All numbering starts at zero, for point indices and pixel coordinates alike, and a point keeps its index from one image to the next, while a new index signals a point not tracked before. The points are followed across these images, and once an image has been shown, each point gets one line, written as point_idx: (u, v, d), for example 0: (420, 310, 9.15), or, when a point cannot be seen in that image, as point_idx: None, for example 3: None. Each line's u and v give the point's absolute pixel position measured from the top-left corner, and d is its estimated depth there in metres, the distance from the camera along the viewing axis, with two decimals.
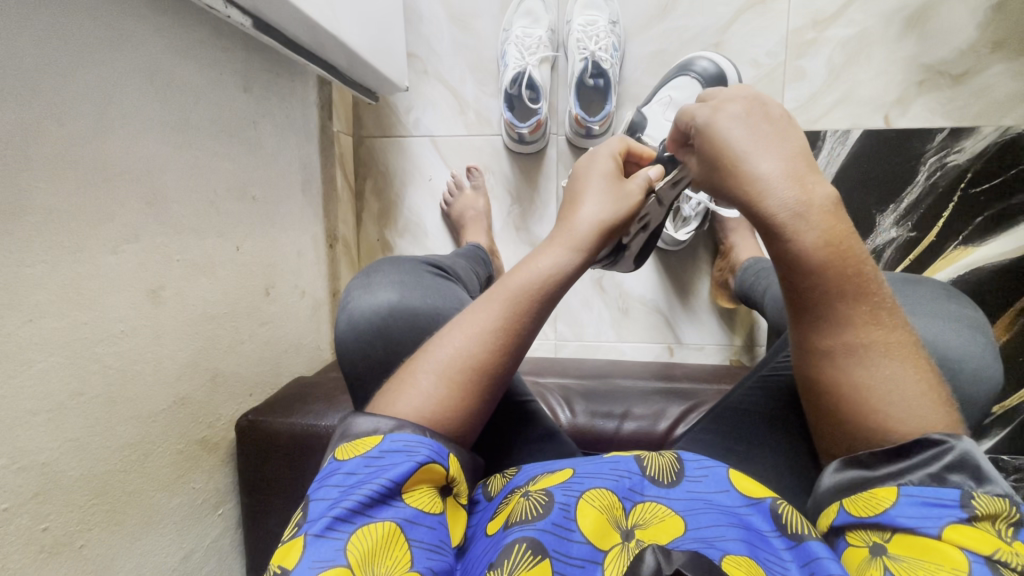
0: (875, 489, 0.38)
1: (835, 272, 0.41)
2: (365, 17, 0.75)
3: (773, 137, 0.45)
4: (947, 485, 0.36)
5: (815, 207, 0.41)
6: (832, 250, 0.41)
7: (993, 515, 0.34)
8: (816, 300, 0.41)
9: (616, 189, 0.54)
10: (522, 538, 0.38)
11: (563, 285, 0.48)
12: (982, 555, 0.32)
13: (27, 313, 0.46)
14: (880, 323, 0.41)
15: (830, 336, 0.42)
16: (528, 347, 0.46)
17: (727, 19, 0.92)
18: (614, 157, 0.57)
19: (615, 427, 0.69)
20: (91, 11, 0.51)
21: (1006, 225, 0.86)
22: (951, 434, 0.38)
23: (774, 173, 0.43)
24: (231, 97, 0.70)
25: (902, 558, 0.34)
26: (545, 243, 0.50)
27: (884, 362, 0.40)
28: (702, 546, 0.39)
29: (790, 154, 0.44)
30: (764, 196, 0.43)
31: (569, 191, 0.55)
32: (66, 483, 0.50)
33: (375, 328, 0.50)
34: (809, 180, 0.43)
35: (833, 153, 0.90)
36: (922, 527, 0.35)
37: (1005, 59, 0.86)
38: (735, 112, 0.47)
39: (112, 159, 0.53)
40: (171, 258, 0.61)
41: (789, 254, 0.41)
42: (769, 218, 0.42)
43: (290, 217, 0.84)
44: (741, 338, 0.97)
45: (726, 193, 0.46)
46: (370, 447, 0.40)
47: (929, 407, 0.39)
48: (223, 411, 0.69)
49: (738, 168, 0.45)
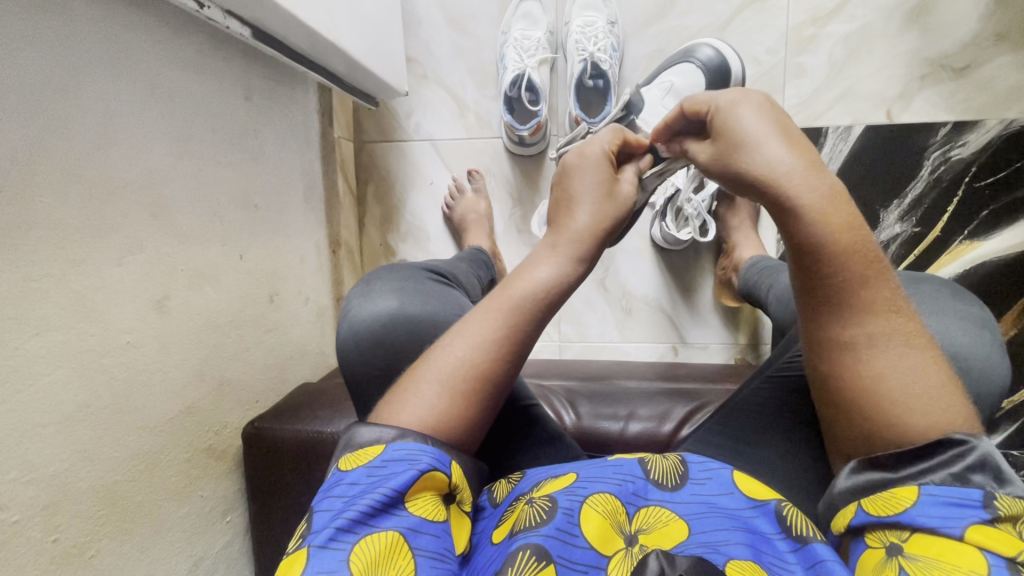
0: (897, 488, 0.37)
1: (850, 259, 0.41)
2: (364, 24, 0.75)
3: (788, 131, 0.45)
4: (970, 485, 0.35)
5: (834, 192, 0.42)
6: (855, 235, 0.41)
7: (1015, 517, 0.34)
8: (837, 287, 0.41)
9: (608, 180, 0.53)
10: (527, 544, 0.38)
11: (562, 290, 0.48)
12: (1005, 557, 0.32)
13: (34, 326, 0.46)
14: (899, 312, 0.41)
15: (849, 326, 0.41)
16: (529, 351, 0.46)
17: (725, 17, 0.91)
18: (606, 149, 0.55)
19: (621, 429, 0.69)
20: (91, 26, 0.51)
21: (1012, 218, 0.85)
22: (970, 434, 0.38)
23: (791, 160, 0.43)
24: (232, 106, 0.70)
25: (919, 558, 0.34)
26: (533, 251, 0.51)
27: (905, 352, 0.40)
28: (706, 551, 0.39)
29: (801, 144, 0.44)
30: (782, 179, 0.42)
31: (555, 190, 0.55)
32: (77, 493, 0.50)
33: (374, 334, 0.50)
34: (822, 169, 0.43)
35: (835, 150, 0.90)
36: (945, 528, 0.35)
37: (1008, 51, 0.85)
38: (753, 102, 0.47)
39: (114, 171, 0.53)
40: (175, 268, 0.61)
41: (809, 238, 0.41)
42: (792, 199, 0.42)
43: (292, 224, 0.84)
44: (746, 336, 0.96)
45: (740, 181, 0.46)
46: (371, 457, 0.40)
47: (951, 400, 0.39)
48: (229, 418, 0.69)
49: (751, 153, 0.44)
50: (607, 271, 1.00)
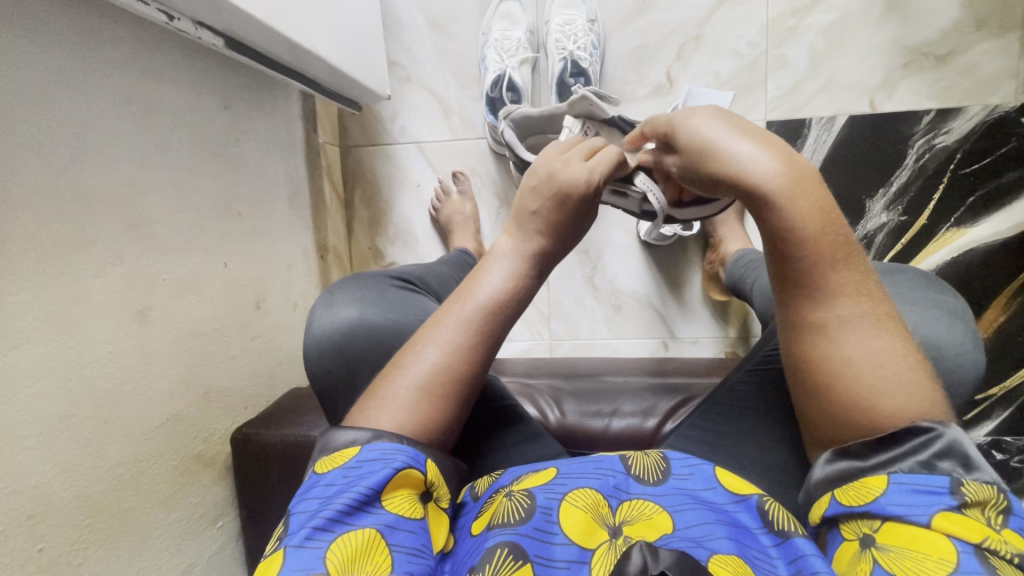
0: (866, 478, 0.38)
1: (821, 244, 0.40)
2: (341, 31, 0.76)
3: (750, 126, 0.45)
4: (937, 472, 0.36)
5: (804, 176, 0.41)
6: (826, 217, 0.40)
7: (982, 502, 0.34)
8: (805, 275, 0.41)
9: (591, 209, 0.51)
10: (503, 542, 0.38)
11: (522, 289, 0.49)
12: (972, 544, 0.32)
13: (13, 340, 0.47)
14: (867, 295, 0.40)
15: (821, 310, 0.40)
16: (496, 349, 0.47)
17: (705, 12, 0.91)
18: (607, 172, 0.51)
19: (605, 426, 0.70)
20: (59, 41, 0.51)
21: (999, 204, 0.85)
22: (938, 422, 0.37)
23: (755, 150, 0.41)
24: (210, 116, 0.71)
25: (890, 548, 0.35)
26: (494, 249, 0.51)
27: (866, 337, 0.39)
28: (690, 545, 0.40)
29: (762, 134, 0.43)
30: (749, 171, 0.41)
31: (522, 194, 0.52)
32: (60, 504, 0.51)
33: (336, 346, 0.51)
34: (791, 154, 0.42)
35: (818, 141, 0.90)
36: (913, 515, 0.35)
37: (990, 37, 0.85)
38: (709, 109, 0.47)
39: (90, 185, 0.54)
40: (156, 278, 0.62)
41: (777, 225, 0.40)
42: (758, 187, 0.40)
43: (277, 231, 0.85)
44: (736, 329, 0.97)
45: (714, 180, 0.44)
46: (347, 458, 0.40)
47: (918, 387, 0.39)
48: (217, 426, 0.70)
49: (715, 151, 0.43)
50: (595, 268, 1.00)
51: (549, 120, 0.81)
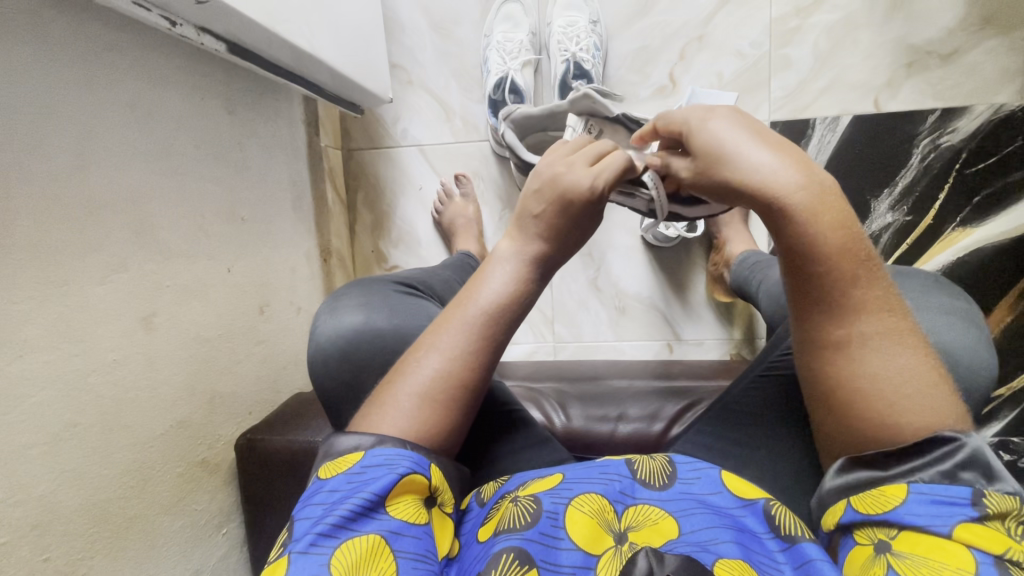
0: (885, 487, 0.37)
1: (840, 261, 0.39)
2: (343, 34, 0.76)
3: (766, 134, 0.43)
4: (959, 483, 0.35)
5: (825, 189, 0.39)
6: (845, 236, 0.39)
7: (1004, 513, 0.34)
8: (826, 286, 0.39)
9: (595, 214, 0.50)
10: (508, 547, 0.38)
11: (523, 293, 0.48)
12: (992, 554, 0.32)
13: (17, 349, 0.47)
14: (891, 311, 0.39)
15: (841, 324, 0.40)
16: (496, 358, 0.46)
17: (708, 12, 0.91)
18: (611, 179, 0.49)
19: (610, 431, 0.69)
20: (64, 49, 0.51)
21: (1005, 203, 0.84)
22: (961, 431, 0.37)
23: (774, 162, 0.40)
24: (214, 121, 0.71)
25: (907, 555, 0.34)
26: (495, 251, 0.50)
27: (879, 352, 0.39)
28: (696, 550, 0.39)
29: (782, 145, 0.42)
30: (770, 184, 0.39)
31: (525, 197, 0.51)
32: (65, 512, 0.50)
33: (340, 352, 0.51)
34: (808, 167, 0.40)
35: (823, 141, 0.89)
36: (933, 526, 0.35)
37: (995, 35, 0.84)
38: (722, 114, 0.45)
39: (94, 192, 0.54)
40: (160, 284, 0.61)
41: (803, 242, 0.39)
42: (783, 203, 0.39)
43: (280, 235, 0.84)
44: (740, 331, 0.96)
45: (727, 190, 0.42)
46: (351, 464, 0.40)
47: (941, 398, 0.38)
48: (222, 431, 0.70)
49: (731, 163, 0.41)
50: (599, 270, 0.99)
51: (550, 118, 0.81)
